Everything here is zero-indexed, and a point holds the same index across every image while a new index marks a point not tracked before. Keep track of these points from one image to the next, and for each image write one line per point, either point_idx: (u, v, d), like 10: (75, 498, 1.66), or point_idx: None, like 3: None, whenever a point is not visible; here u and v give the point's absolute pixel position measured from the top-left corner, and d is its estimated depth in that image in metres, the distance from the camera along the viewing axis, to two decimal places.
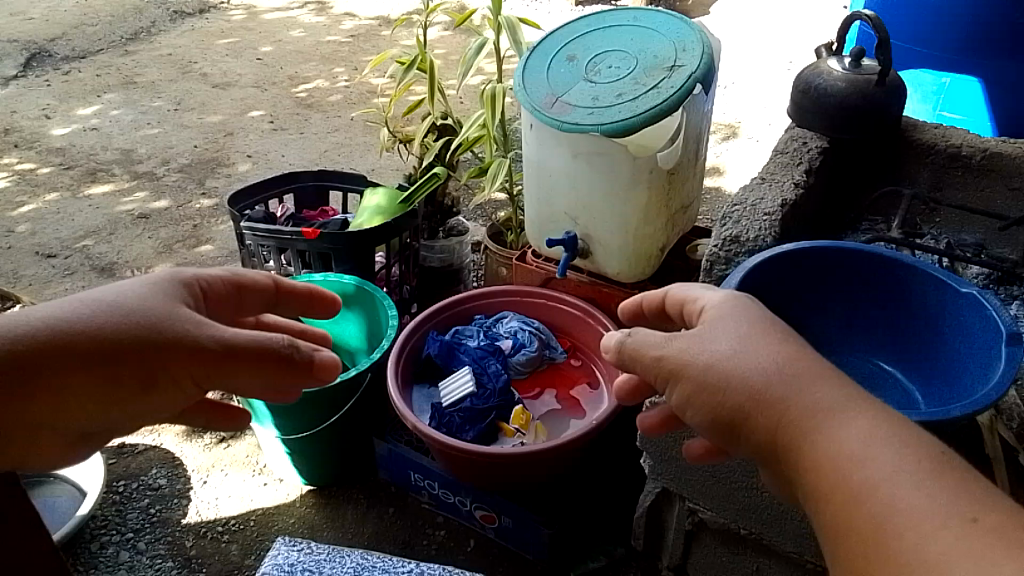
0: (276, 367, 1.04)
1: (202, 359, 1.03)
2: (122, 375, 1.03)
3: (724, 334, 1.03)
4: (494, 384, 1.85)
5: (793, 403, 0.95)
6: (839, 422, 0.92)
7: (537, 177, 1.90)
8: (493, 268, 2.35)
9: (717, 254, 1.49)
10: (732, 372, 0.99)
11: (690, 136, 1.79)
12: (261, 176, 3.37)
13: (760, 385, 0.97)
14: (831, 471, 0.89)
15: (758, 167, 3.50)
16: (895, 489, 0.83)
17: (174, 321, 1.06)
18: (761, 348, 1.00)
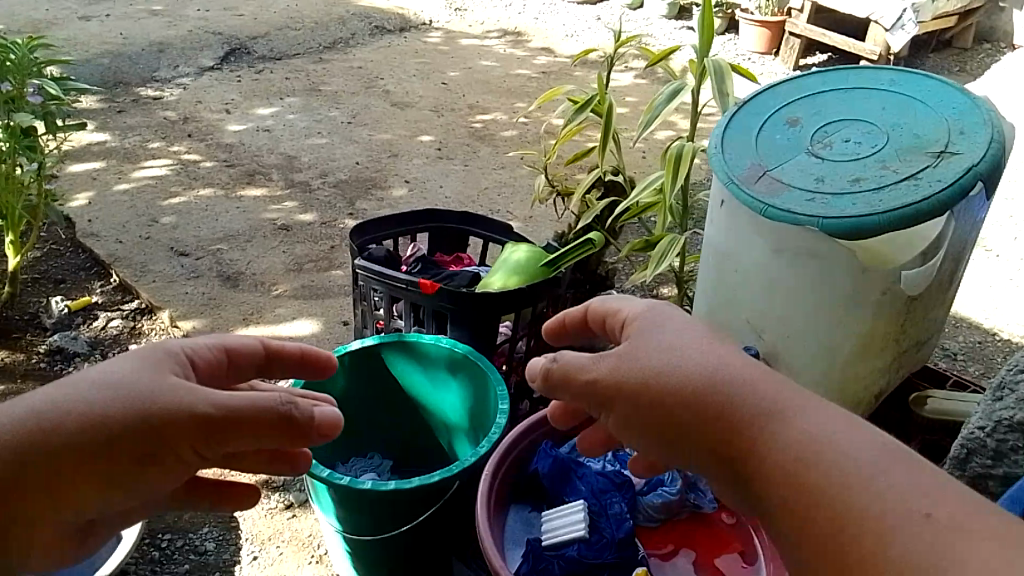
0: (278, 429, 0.90)
1: (197, 426, 0.88)
2: (112, 461, 0.88)
3: (669, 345, 0.98)
4: (615, 528, 1.36)
5: (734, 407, 0.88)
6: (787, 427, 0.84)
7: (718, 269, 1.44)
8: None
9: (982, 442, 0.97)
10: (673, 377, 0.94)
11: (951, 256, 1.27)
12: (414, 205, 3.13)
13: (702, 394, 0.91)
14: (787, 475, 0.81)
15: (1001, 289, 2.80)
16: (851, 485, 0.75)
17: (166, 391, 0.89)
18: (694, 352, 0.95)
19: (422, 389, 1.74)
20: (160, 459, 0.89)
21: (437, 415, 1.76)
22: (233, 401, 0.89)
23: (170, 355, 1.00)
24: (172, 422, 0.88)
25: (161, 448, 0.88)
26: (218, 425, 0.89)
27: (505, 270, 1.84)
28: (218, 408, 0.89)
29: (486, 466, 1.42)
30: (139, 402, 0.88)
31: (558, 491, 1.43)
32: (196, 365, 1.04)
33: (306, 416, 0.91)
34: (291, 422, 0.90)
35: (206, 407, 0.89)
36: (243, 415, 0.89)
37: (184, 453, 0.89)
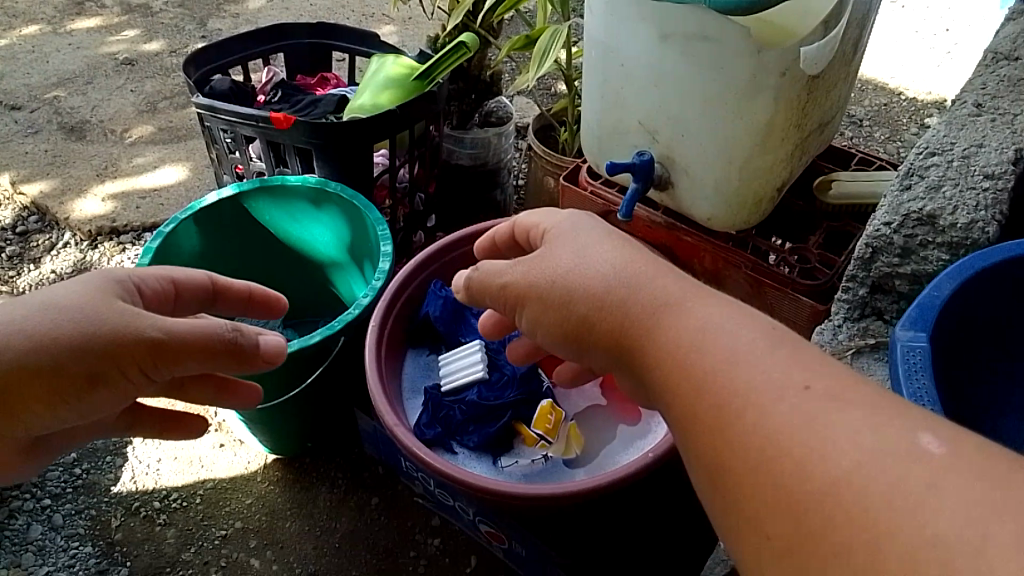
0: (224, 354, 0.92)
1: (146, 350, 0.89)
2: (60, 382, 0.88)
3: (577, 244, 0.88)
4: (517, 365, 1.31)
5: (629, 301, 0.78)
6: (683, 315, 0.73)
7: (603, 66, 1.27)
8: (537, 177, 1.76)
9: (889, 239, 0.88)
10: (569, 276, 0.84)
11: (853, 23, 1.14)
12: (275, 18, 2.75)
13: (601, 289, 0.81)
14: (675, 359, 0.70)
15: (905, 43, 2.69)
16: (739, 367, 0.64)
17: (119, 313, 0.90)
18: (600, 250, 0.85)
19: (295, 233, 1.58)
20: (107, 383, 0.89)
21: (317, 257, 1.61)
22: (181, 327, 0.91)
23: (116, 280, 0.98)
24: (124, 346, 0.88)
25: (108, 371, 0.88)
26: (170, 349, 0.90)
27: (363, 104, 1.64)
28: (167, 334, 0.90)
29: (374, 314, 1.31)
30: (93, 321, 0.88)
31: (455, 334, 1.35)
32: (144, 294, 1.01)
33: (252, 346, 0.94)
34: (238, 349, 0.93)
35: (159, 330, 0.90)
36: (189, 341, 0.90)
37: (131, 378, 0.90)
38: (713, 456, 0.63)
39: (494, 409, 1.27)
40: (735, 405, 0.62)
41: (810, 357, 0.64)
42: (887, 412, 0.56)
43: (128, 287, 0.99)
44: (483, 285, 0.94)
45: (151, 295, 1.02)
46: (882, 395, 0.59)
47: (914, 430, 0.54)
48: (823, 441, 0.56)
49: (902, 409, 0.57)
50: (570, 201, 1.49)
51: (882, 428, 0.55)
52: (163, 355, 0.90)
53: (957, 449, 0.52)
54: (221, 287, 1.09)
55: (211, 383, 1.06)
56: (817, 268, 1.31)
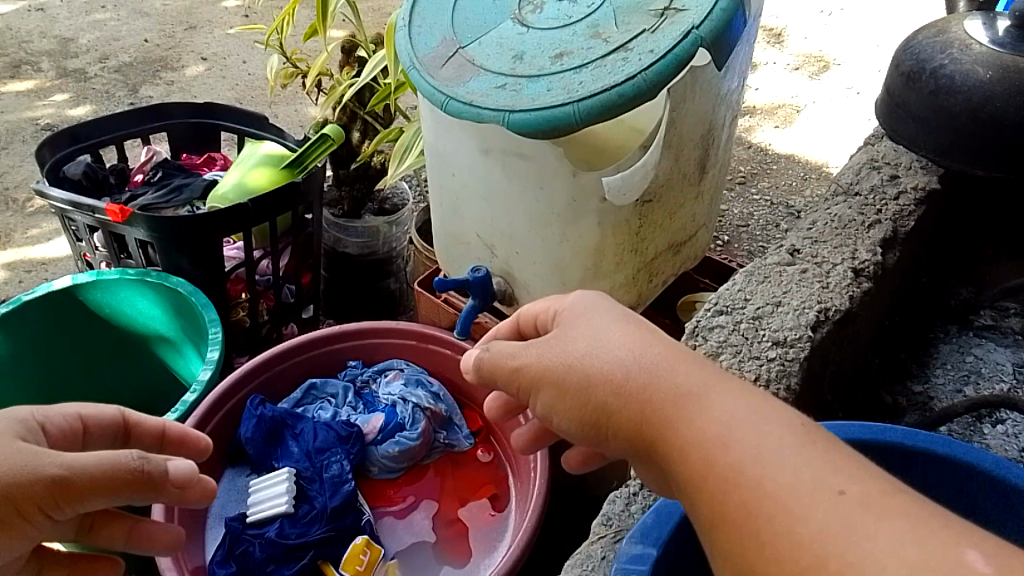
0: (133, 488, 0.74)
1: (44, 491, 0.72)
2: None
3: (584, 326, 0.83)
4: (329, 496, 1.16)
5: (651, 389, 0.75)
6: (703, 408, 0.71)
7: (435, 172, 1.14)
8: (419, 271, 1.65)
9: None
10: (598, 353, 0.80)
11: (689, 143, 1.03)
12: (208, 87, 2.69)
13: (620, 372, 0.77)
14: (706, 457, 0.68)
15: (856, 131, 2.57)
16: (773, 466, 0.64)
17: (9, 455, 0.73)
18: (615, 333, 0.81)
19: (128, 311, 1.46)
20: (1, 531, 0.73)
21: (155, 337, 1.49)
22: (84, 461, 0.73)
23: (10, 420, 0.80)
24: (22, 488, 0.72)
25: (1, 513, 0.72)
26: (72, 490, 0.72)
27: (232, 187, 1.53)
28: (69, 471, 0.73)
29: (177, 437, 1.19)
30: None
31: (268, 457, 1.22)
32: (50, 432, 0.83)
33: (163, 471, 0.75)
34: (147, 481, 0.74)
35: (59, 470, 0.73)
36: (96, 474, 0.72)
37: (31, 524, 0.73)
38: (746, 555, 0.62)
39: (291, 549, 1.11)
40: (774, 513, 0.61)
41: (820, 448, 0.65)
42: (928, 522, 0.57)
43: (32, 425, 0.81)
44: (503, 360, 0.87)
45: (57, 431, 0.83)
46: (903, 494, 0.60)
47: (959, 545, 0.55)
48: (857, 552, 0.56)
49: (939, 520, 0.58)
50: (426, 306, 1.36)
51: (925, 540, 0.55)
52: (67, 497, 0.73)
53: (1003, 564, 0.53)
54: (141, 424, 0.87)
55: (126, 526, 0.84)
56: None
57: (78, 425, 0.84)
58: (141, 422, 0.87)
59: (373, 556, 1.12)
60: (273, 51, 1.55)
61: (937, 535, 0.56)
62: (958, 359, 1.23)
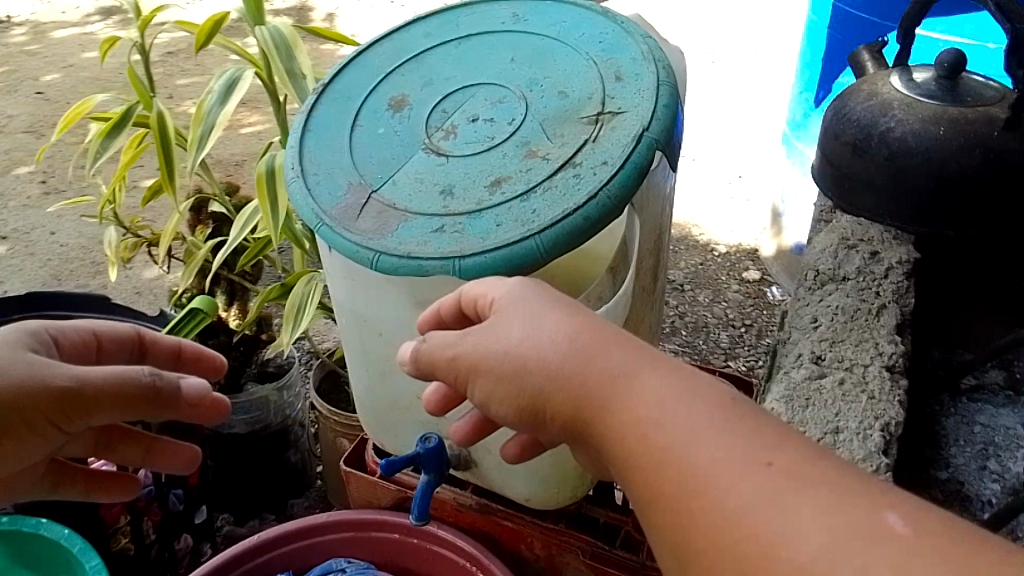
0: (146, 401, 0.81)
1: (54, 401, 0.78)
2: None
3: (505, 321, 0.70)
4: None
5: (586, 374, 0.65)
6: (640, 384, 0.63)
7: (357, 336, 0.96)
8: (328, 438, 1.43)
9: None
10: (534, 348, 0.67)
11: (644, 253, 0.92)
12: (13, 269, 2.33)
13: (556, 361, 0.66)
14: (647, 435, 0.60)
15: (706, 194, 2.63)
16: (696, 441, 0.57)
17: (31, 362, 0.79)
18: (551, 320, 0.68)
19: None
20: (14, 438, 0.78)
21: None
22: (95, 372, 0.79)
23: (24, 332, 0.85)
24: (32, 393, 0.77)
25: (15, 423, 0.77)
26: (82, 400, 0.78)
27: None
28: (82, 382, 0.78)
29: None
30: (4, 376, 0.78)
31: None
32: (66, 347, 0.88)
33: (173, 386, 0.83)
34: (160, 396, 0.81)
35: (70, 381, 0.78)
36: (105, 388, 0.79)
37: (42, 432, 0.79)
38: (674, 524, 0.57)
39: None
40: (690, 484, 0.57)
41: (758, 435, 0.57)
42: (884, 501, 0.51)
43: (45, 342, 0.85)
44: (436, 361, 0.73)
45: (72, 347, 0.89)
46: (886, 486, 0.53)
47: (880, 509, 0.51)
48: (795, 533, 0.51)
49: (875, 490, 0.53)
50: (357, 486, 1.14)
51: (845, 512, 0.51)
52: (76, 405, 0.79)
53: (925, 528, 0.49)
54: (153, 341, 0.93)
55: (142, 444, 0.91)
56: None
57: (92, 339, 0.91)
58: (152, 340, 0.93)
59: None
60: (108, 223, 1.28)
61: (867, 509, 0.51)
62: (969, 432, 1.21)
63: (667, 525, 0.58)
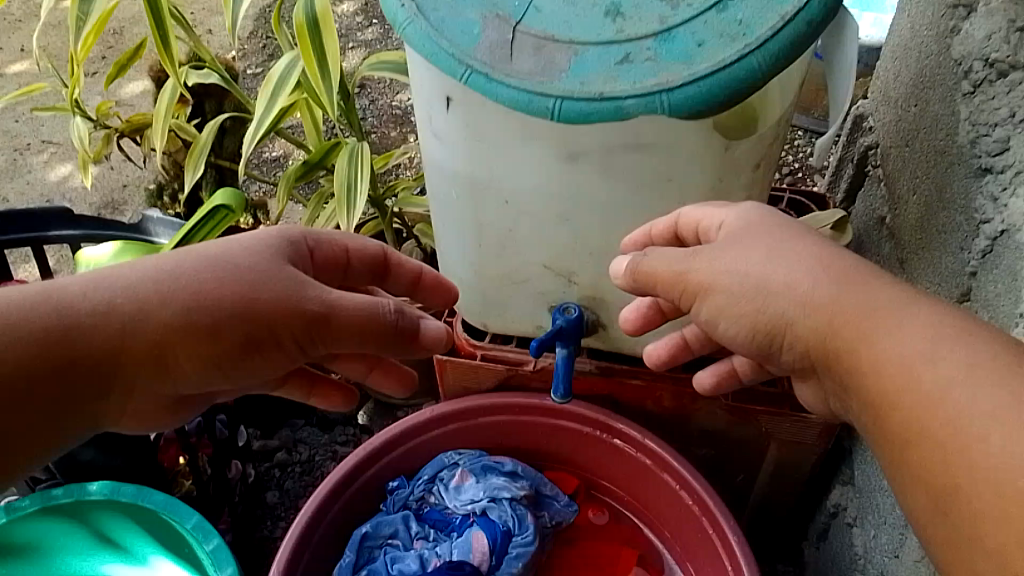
0: (382, 341, 0.73)
1: (304, 327, 0.70)
2: (209, 350, 0.69)
3: (742, 250, 0.68)
4: None
5: (844, 308, 0.62)
6: (896, 325, 0.59)
7: (472, 205, 0.83)
8: None
9: None
10: (787, 272, 0.65)
11: None
12: None
13: (806, 289, 0.64)
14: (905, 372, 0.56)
15: None
16: (959, 402, 0.52)
17: (277, 278, 0.71)
18: (797, 253, 0.66)
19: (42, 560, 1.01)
20: (261, 355, 0.71)
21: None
22: (347, 299, 0.71)
23: (286, 239, 0.76)
24: (278, 312, 0.69)
25: (264, 339, 0.70)
26: (332, 328, 0.71)
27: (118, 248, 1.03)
28: (331, 311, 0.70)
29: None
30: (246, 288, 0.69)
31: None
32: (317, 256, 0.79)
33: (408, 320, 0.74)
34: (396, 334, 0.74)
35: (319, 304, 0.70)
36: (352, 313, 0.71)
37: (286, 349, 0.72)
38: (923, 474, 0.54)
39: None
40: (941, 430, 0.53)
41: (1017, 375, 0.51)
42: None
43: (295, 251, 0.76)
44: (658, 274, 0.72)
45: (325, 257, 0.79)
46: None
47: None
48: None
49: None
50: (454, 374, 1.03)
51: None
52: (322, 331, 0.71)
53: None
54: (396, 261, 0.84)
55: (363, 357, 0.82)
56: None
57: (343, 254, 0.81)
58: (396, 262, 0.84)
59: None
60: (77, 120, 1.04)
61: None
62: None
63: (921, 465, 0.54)
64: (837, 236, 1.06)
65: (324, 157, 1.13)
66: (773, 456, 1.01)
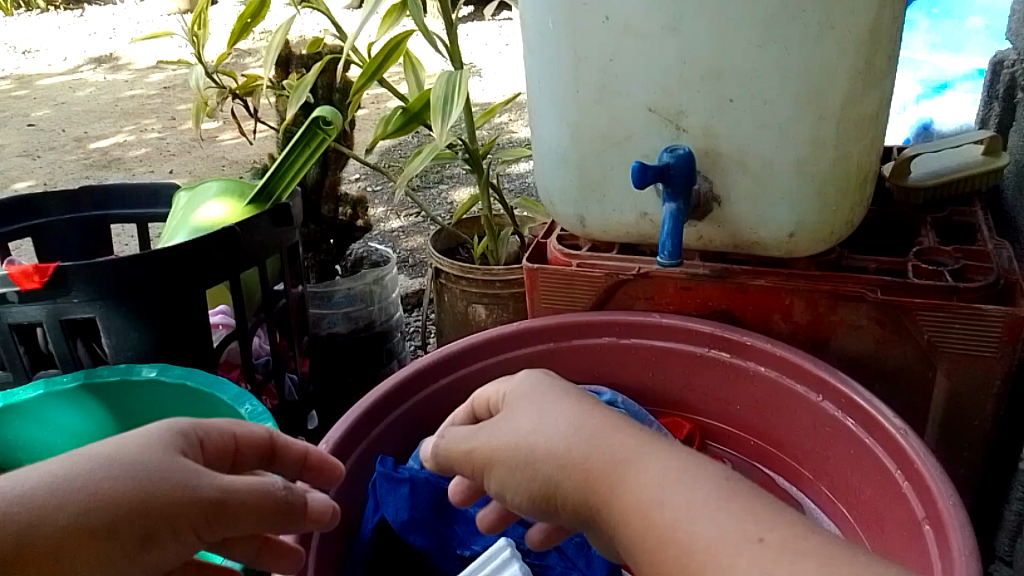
0: (274, 524, 0.53)
1: (201, 518, 0.51)
2: (93, 551, 0.48)
3: (512, 419, 0.57)
4: (587, 564, 0.68)
5: (599, 461, 0.51)
6: (643, 474, 0.49)
7: (568, 35, 0.79)
8: (455, 311, 1.20)
9: None
10: (543, 437, 0.54)
11: None
12: None
13: (563, 446, 0.53)
14: (646, 510, 0.47)
15: None
16: None
17: (173, 469, 0.51)
18: (565, 405, 0.56)
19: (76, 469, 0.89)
20: (155, 547, 0.50)
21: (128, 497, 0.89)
22: (240, 481, 0.52)
23: (154, 431, 0.54)
24: (172, 508, 0.50)
25: (159, 529, 0.50)
26: (229, 513, 0.51)
27: (219, 188, 1.07)
28: (227, 495, 0.51)
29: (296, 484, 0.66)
30: (147, 482, 0.50)
31: (448, 544, 0.70)
32: (204, 448, 0.57)
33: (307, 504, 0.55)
34: (291, 518, 0.53)
35: (215, 492, 0.51)
36: (250, 504, 0.52)
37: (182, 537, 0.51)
38: None
39: None
40: None
41: None
42: None
43: (185, 445, 0.55)
44: (452, 457, 0.59)
45: (213, 447, 0.57)
46: None
47: None
48: None
49: None
50: (545, 291, 0.91)
51: None
52: (221, 529, 0.51)
53: None
54: (286, 445, 0.61)
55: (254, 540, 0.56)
56: (968, 264, 0.81)
57: (230, 444, 0.58)
58: (290, 446, 0.61)
59: None
60: (200, 64, 1.23)
61: None
62: None
63: None
64: (991, 159, 0.91)
65: (422, 111, 1.15)
66: (942, 386, 0.80)
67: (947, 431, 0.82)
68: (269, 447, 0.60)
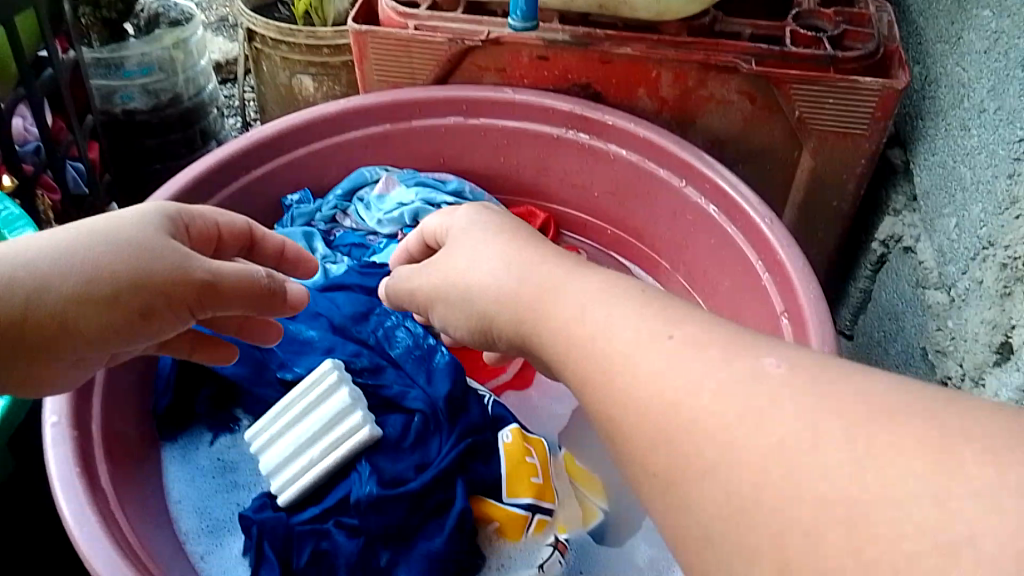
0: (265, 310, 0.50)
1: (202, 298, 0.47)
2: (101, 320, 0.45)
3: (457, 253, 0.47)
4: (428, 380, 0.64)
5: (529, 297, 0.40)
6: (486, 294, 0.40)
7: None
8: (275, 83, 1.02)
9: None
10: (480, 269, 0.45)
11: None
12: None
13: (498, 285, 0.43)
14: (561, 334, 0.37)
15: None
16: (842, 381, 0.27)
17: (168, 250, 0.47)
18: (504, 242, 0.45)
19: None
20: (160, 321, 0.47)
21: None
22: (230, 267, 0.49)
23: (146, 210, 0.49)
24: (168, 286, 0.46)
25: (161, 304, 0.46)
26: (226, 295, 0.48)
27: None
28: (219, 279, 0.48)
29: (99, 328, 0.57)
30: (142, 258, 0.46)
31: (265, 367, 0.65)
32: (189, 235, 0.52)
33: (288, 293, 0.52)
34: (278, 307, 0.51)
35: (207, 274, 0.47)
36: (241, 290, 0.48)
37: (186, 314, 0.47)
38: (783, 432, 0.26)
39: (429, 491, 0.57)
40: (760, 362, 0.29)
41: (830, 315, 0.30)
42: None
43: (172, 228, 0.50)
44: (404, 295, 0.51)
45: (200, 232, 0.52)
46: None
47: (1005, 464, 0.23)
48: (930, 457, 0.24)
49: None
50: (376, 60, 0.75)
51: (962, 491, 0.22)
52: (216, 309, 0.48)
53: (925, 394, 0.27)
54: (267, 236, 0.57)
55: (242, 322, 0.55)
56: (848, 30, 0.73)
57: (215, 232, 0.53)
58: (268, 237, 0.57)
59: (542, 452, 0.63)
60: None
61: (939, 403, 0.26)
62: None
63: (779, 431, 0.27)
64: None
65: None
66: (806, 168, 0.75)
67: (806, 213, 0.79)
68: (252, 240, 0.56)
